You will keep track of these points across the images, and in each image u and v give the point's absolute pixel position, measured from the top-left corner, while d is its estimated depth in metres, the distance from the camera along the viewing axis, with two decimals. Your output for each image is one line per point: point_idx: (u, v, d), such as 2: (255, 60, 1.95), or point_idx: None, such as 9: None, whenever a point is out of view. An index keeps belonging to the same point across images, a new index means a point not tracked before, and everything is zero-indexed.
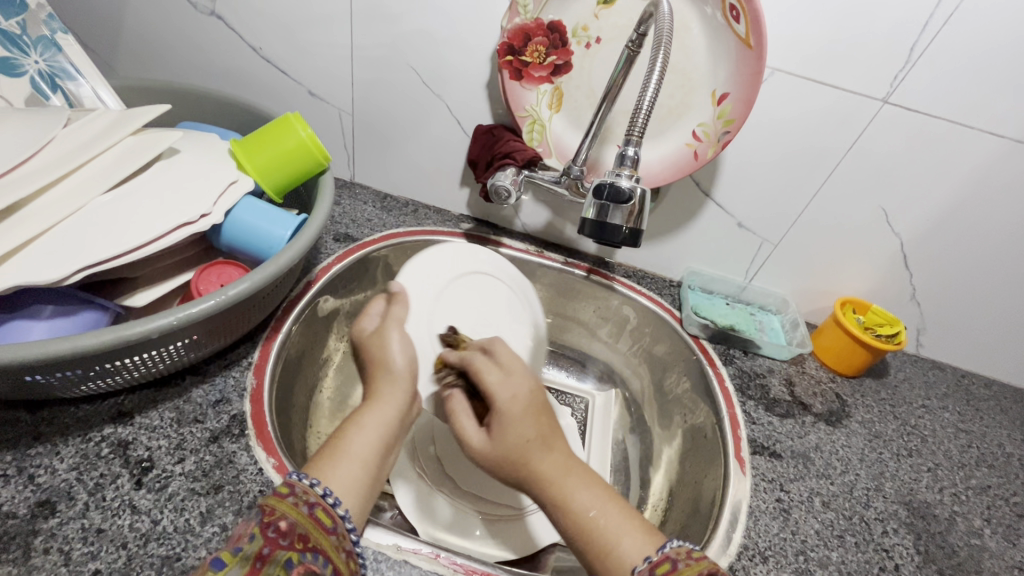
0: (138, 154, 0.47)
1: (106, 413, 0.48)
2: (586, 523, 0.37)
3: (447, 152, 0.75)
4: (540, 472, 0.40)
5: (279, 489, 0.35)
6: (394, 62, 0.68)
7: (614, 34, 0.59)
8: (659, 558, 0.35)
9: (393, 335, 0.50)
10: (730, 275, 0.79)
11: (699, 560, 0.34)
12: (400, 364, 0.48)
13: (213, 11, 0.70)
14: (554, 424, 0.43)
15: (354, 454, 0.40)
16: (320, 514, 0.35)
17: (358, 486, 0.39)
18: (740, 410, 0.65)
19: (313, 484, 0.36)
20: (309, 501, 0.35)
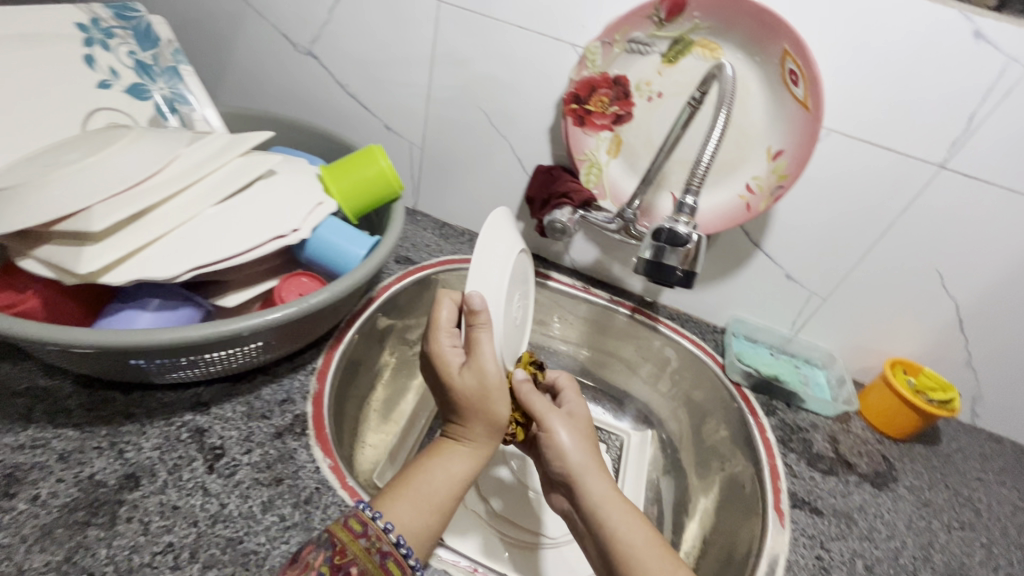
0: (243, 173, 0.53)
1: (187, 400, 0.53)
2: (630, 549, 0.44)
3: (506, 187, 0.80)
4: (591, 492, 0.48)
5: (353, 530, 0.42)
6: (467, 103, 0.74)
7: (675, 91, 0.62)
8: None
9: (490, 373, 0.48)
10: (775, 325, 0.79)
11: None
12: (500, 414, 0.49)
13: (311, 51, 0.78)
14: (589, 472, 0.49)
15: (429, 496, 0.46)
16: (391, 564, 0.41)
17: (432, 530, 0.45)
18: (781, 462, 0.64)
19: (385, 530, 0.42)
20: (382, 550, 0.41)
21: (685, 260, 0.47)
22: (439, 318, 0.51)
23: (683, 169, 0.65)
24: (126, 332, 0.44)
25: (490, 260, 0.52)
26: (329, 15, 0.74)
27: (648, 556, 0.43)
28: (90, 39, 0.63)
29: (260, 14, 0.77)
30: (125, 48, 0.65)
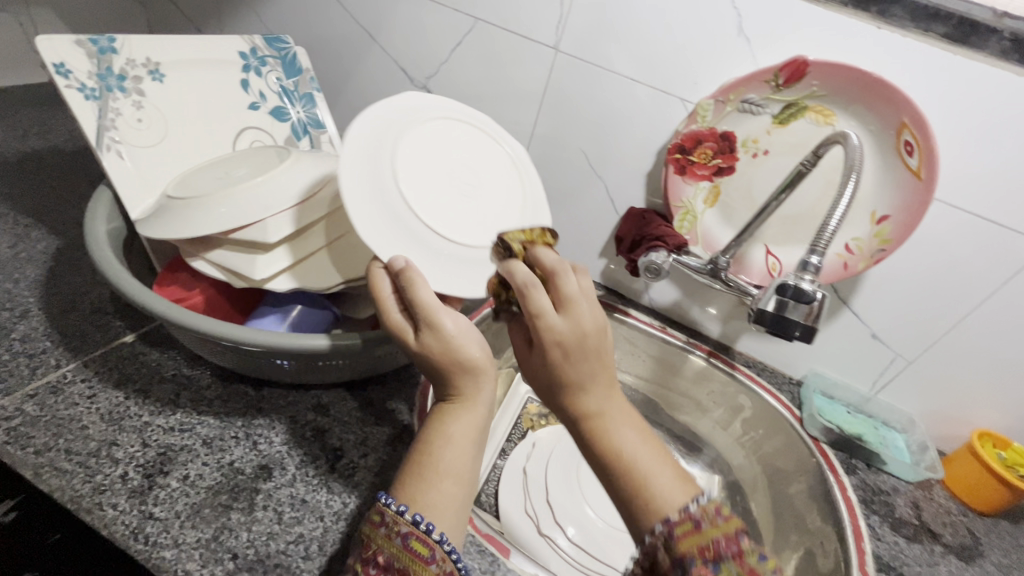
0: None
1: (310, 401, 0.57)
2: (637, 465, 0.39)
3: (595, 225, 0.84)
4: (591, 404, 0.42)
5: (373, 521, 0.40)
6: (569, 144, 0.79)
7: (783, 150, 0.65)
8: (682, 515, 0.36)
9: (447, 324, 0.44)
10: (854, 383, 0.79)
11: (719, 522, 0.35)
12: (478, 358, 0.45)
13: (426, 85, 0.85)
14: (585, 381, 0.42)
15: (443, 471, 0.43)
16: (414, 544, 0.39)
17: (456, 502, 0.42)
18: (865, 523, 0.64)
19: (399, 512, 0.40)
20: (401, 532, 0.39)
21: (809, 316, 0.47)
22: (379, 291, 0.46)
23: (780, 224, 0.68)
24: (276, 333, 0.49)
25: (374, 136, 0.52)
26: (449, 54, 0.80)
27: (657, 473, 0.39)
28: (247, 66, 0.69)
29: (384, 49, 0.84)
30: (274, 74, 0.71)
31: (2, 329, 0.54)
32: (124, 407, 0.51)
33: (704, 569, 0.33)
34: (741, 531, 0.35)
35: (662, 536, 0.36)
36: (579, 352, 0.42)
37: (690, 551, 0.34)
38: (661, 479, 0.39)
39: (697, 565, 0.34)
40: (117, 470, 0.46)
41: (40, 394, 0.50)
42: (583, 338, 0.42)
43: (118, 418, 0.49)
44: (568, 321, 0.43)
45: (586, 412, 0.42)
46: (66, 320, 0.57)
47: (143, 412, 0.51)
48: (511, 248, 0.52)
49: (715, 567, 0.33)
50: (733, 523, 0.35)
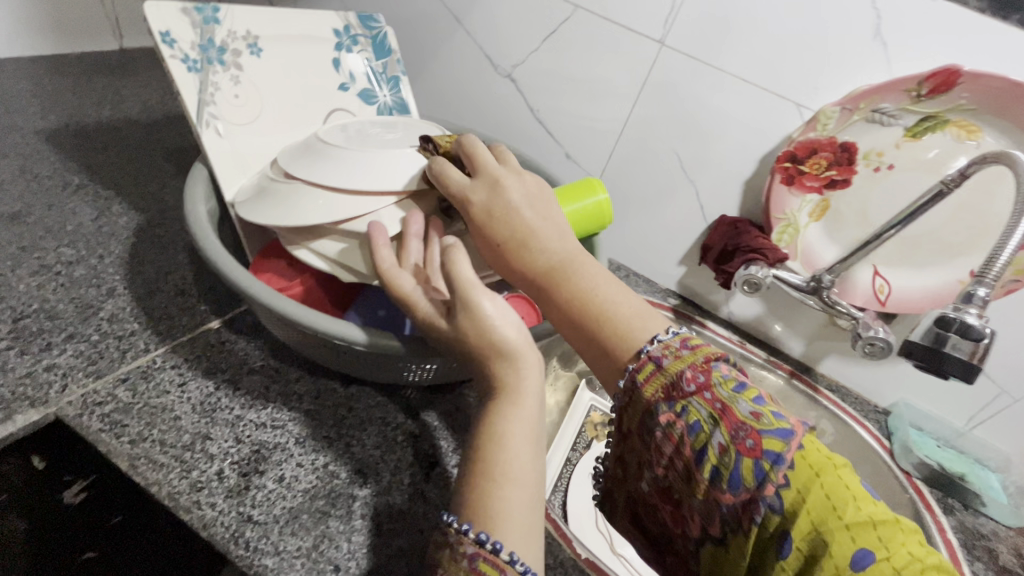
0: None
1: (399, 402, 0.54)
2: (602, 310, 0.42)
3: (679, 231, 0.80)
4: (550, 263, 0.43)
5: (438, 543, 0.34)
6: (662, 145, 0.75)
7: (910, 165, 0.61)
8: (643, 360, 0.39)
9: (483, 305, 0.38)
10: (948, 416, 0.75)
11: (681, 358, 0.38)
12: (517, 340, 0.39)
13: (510, 74, 0.81)
14: (536, 243, 0.44)
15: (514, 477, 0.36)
16: (483, 566, 0.32)
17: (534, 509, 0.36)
18: (968, 571, 0.60)
19: (462, 530, 0.33)
20: (467, 553, 0.33)
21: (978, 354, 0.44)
22: (381, 261, 0.43)
23: (897, 244, 0.63)
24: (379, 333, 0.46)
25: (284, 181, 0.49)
26: (540, 43, 0.76)
27: (622, 311, 0.42)
28: (340, 44, 0.66)
29: (469, 34, 0.81)
30: (364, 55, 0.68)
31: (91, 307, 0.52)
32: (215, 398, 0.48)
33: (670, 410, 0.36)
34: (708, 364, 0.37)
35: (631, 386, 0.39)
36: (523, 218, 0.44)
37: (654, 396, 0.37)
38: (628, 317, 0.42)
39: (664, 407, 0.37)
40: (212, 466, 0.44)
41: (132, 378, 0.48)
42: (531, 208, 0.45)
43: (210, 410, 0.47)
44: (493, 194, 0.45)
45: (540, 273, 0.43)
46: (154, 301, 0.55)
47: (235, 405, 0.48)
48: (435, 144, 0.50)
49: (680, 406, 0.36)
50: (694, 355, 0.38)
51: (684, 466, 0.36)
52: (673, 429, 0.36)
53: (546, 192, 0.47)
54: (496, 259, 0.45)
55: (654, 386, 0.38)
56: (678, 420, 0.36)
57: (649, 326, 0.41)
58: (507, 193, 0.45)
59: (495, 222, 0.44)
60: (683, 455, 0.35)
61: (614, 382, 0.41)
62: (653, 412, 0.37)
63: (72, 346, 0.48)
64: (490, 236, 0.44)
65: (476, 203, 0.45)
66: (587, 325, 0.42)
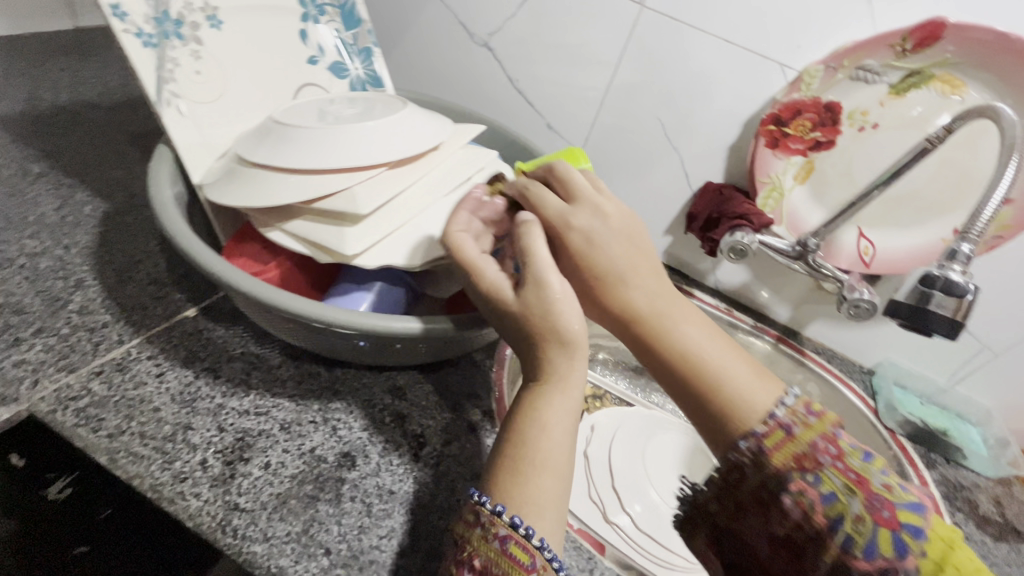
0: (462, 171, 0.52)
1: (384, 384, 0.53)
2: (701, 359, 0.40)
3: (664, 200, 0.79)
4: (644, 308, 0.42)
5: (469, 522, 0.37)
6: (646, 113, 0.73)
7: (894, 124, 0.60)
8: (772, 424, 0.37)
9: (551, 282, 0.39)
10: (930, 373, 0.76)
11: (810, 426, 0.37)
12: (574, 331, 0.39)
13: (486, 42, 0.78)
14: (620, 271, 0.42)
15: (542, 461, 0.38)
16: (513, 549, 0.35)
17: (560, 498, 0.38)
18: (950, 521, 0.62)
19: (496, 513, 0.36)
20: (500, 535, 0.35)
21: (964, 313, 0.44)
22: (450, 233, 0.43)
23: (881, 204, 0.63)
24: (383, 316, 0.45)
25: (255, 162, 0.47)
26: (518, 9, 0.74)
27: (738, 376, 0.40)
28: (305, 15, 0.63)
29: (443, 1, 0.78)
30: (332, 26, 0.65)
31: (58, 300, 0.50)
32: (195, 387, 0.47)
33: (804, 479, 0.35)
34: (831, 432, 0.37)
35: (755, 451, 0.37)
36: (610, 246, 0.43)
37: (786, 462, 0.36)
38: (738, 377, 0.40)
39: (794, 476, 0.36)
40: (195, 456, 0.43)
41: (106, 371, 0.46)
42: (625, 252, 0.43)
43: (189, 400, 0.46)
44: (595, 219, 0.43)
45: (636, 318, 0.42)
46: (124, 291, 0.53)
47: (216, 394, 0.47)
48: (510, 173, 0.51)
49: (813, 475, 0.35)
50: (826, 423, 0.37)
51: (812, 534, 0.35)
52: (802, 497, 0.35)
53: (631, 220, 0.44)
54: (592, 290, 0.43)
55: (788, 452, 0.36)
56: (809, 489, 0.35)
57: (758, 393, 0.39)
58: (597, 219, 0.43)
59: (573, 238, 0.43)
60: (813, 523, 0.35)
61: (721, 445, 0.39)
62: (781, 480, 0.36)
63: (41, 340, 0.47)
64: (575, 266, 0.43)
65: (572, 228, 0.43)
66: (692, 380, 0.40)
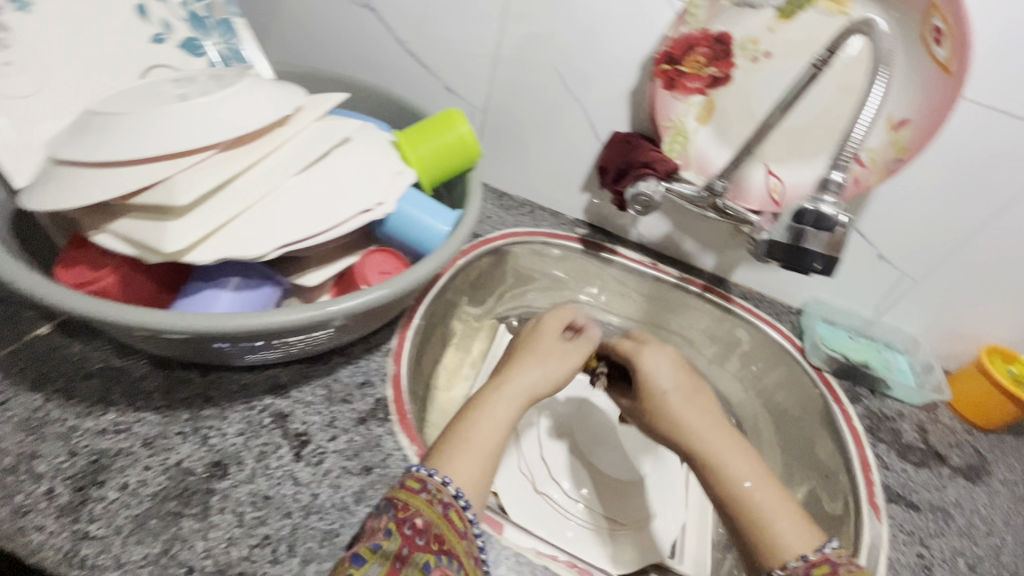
0: (315, 147, 0.47)
1: (265, 383, 0.50)
2: (746, 493, 0.43)
3: (576, 156, 0.75)
4: (694, 435, 0.48)
5: (412, 488, 0.41)
6: (542, 63, 0.69)
7: (786, 51, 0.57)
8: (818, 558, 0.39)
9: (570, 346, 0.58)
10: (856, 307, 0.75)
11: (852, 571, 0.38)
12: (564, 375, 0.55)
13: (366, 2, 0.72)
14: (674, 394, 0.51)
15: (480, 447, 0.46)
16: (452, 515, 0.41)
17: (477, 476, 0.44)
18: (873, 453, 0.61)
19: (443, 483, 0.42)
20: (443, 500, 0.41)
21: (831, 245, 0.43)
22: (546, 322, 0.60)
23: (785, 138, 0.60)
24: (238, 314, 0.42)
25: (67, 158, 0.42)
26: None
27: (764, 500, 0.43)
28: None
29: None
30: None
31: None
32: (44, 412, 0.44)
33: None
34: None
35: (799, 574, 0.38)
36: (666, 378, 0.53)
37: None
38: (787, 525, 0.41)
39: None
40: (41, 487, 0.40)
41: None
42: (679, 386, 0.52)
43: (38, 426, 0.43)
44: (643, 365, 0.55)
45: (694, 451, 0.47)
46: None
47: (69, 416, 0.44)
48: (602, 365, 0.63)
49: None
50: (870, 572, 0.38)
51: None
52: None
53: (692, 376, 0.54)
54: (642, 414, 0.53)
55: None
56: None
57: (789, 530, 0.41)
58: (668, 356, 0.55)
59: (571, 349, 0.57)
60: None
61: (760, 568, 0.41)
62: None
63: None
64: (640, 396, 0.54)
65: (640, 355, 0.56)
66: (727, 509, 0.44)
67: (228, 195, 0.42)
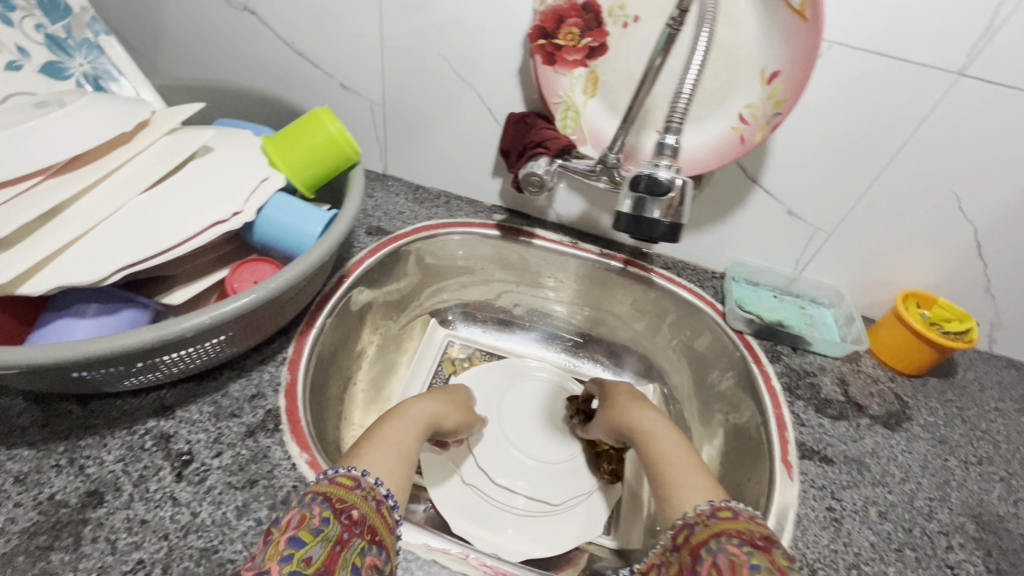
0: (161, 163, 0.47)
1: (149, 406, 0.49)
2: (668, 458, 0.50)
3: (480, 142, 0.74)
4: (643, 426, 0.56)
5: (345, 485, 0.39)
6: (427, 50, 0.67)
7: (652, 13, 0.56)
8: (680, 526, 0.42)
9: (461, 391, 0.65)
10: (777, 266, 0.74)
11: (755, 521, 0.40)
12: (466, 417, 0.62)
13: (246, 6, 0.70)
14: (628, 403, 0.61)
15: (391, 444, 0.48)
16: (383, 512, 0.40)
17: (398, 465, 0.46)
18: (788, 411, 0.61)
19: (376, 483, 0.41)
20: (376, 497, 0.40)
21: (670, 209, 0.42)
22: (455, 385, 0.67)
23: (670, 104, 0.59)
24: (83, 341, 0.41)
25: None
26: None
27: (681, 460, 0.49)
28: None
29: None
30: (31, 20, 0.57)
31: None
32: None
33: (735, 546, 0.38)
34: (774, 537, 0.39)
35: (704, 515, 0.41)
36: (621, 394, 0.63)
37: (726, 530, 0.39)
38: (691, 478, 0.47)
39: (725, 543, 0.38)
40: None
41: None
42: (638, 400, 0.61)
43: None
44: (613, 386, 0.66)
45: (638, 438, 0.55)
46: None
47: None
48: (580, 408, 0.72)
49: (748, 548, 0.37)
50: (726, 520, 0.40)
51: None
52: (733, 559, 0.37)
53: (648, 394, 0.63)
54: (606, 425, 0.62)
55: (730, 525, 0.40)
56: (740, 557, 0.37)
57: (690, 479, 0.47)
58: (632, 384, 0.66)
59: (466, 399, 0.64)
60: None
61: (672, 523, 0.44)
62: (703, 546, 0.39)
63: None
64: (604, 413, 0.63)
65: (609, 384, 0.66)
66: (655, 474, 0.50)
67: (60, 222, 0.42)
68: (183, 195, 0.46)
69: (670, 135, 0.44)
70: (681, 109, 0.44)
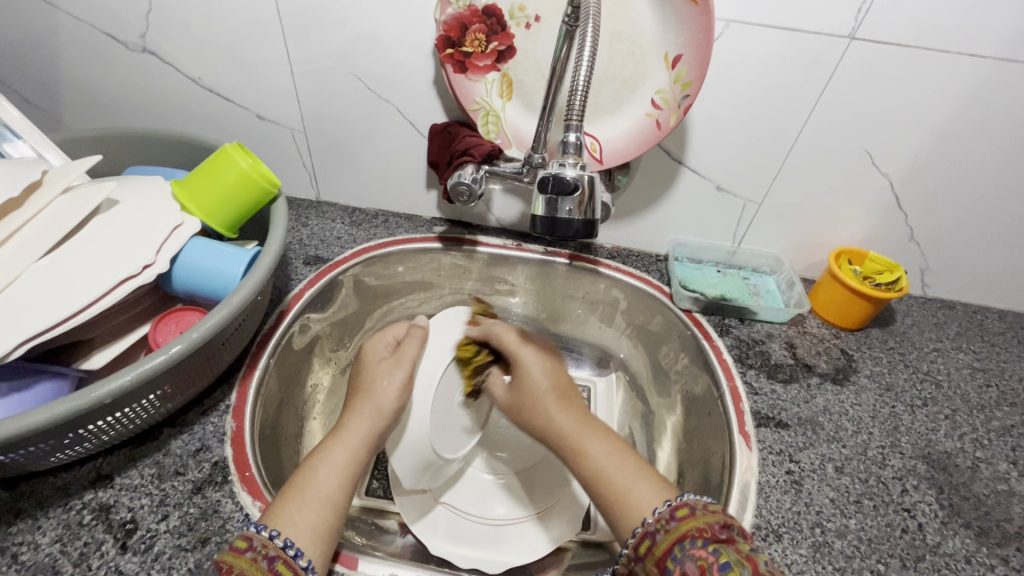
0: (58, 224, 0.46)
1: (84, 479, 0.47)
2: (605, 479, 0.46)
3: (408, 158, 0.73)
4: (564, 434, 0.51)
5: (238, 549, 0.37)
6: (340, 72, 0.66)
7: (550, 10, 0.57)
8: (640, 536, 0.40)
9: (399, 372, 0.52)
10: (717, 242, 0.75)
11: (715, 511, 0.39)
12: (389, 403, 0.50)
13: (145, 47, 0.67)
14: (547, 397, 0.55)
15: (318, 496, 0.42)
16: (280, 566, 0.37)
17: (324, 528, 0.41)
18: (741, 382, 0.62)
19: (271, 536, 0.38)
20: (268, 555, 0.37)
21: (581, 205, 0.47)
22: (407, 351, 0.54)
23: (599, 95, 0.60)
24: None
25: None
26: None
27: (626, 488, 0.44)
28: None
29: (74, 15, 0.65)
30: None
31: None
32: None
33: (700, 548, 0.37)
34: (730, 522, 0.39)
35: (664, 519, 0.40)
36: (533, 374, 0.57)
37: (689, 531, 0.38)
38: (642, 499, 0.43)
39: (695, 543, 0.37)
40: None
41: None
42: (554, 382, 0.56)
43: None
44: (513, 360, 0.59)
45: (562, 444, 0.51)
46: None
47: None
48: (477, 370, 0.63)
49: (713, 547, 0.36)
50: (685, 524, 0.39)
51: None
52: (701, 563, 0.36)
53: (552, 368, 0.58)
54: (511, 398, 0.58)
55: (692, 524, 0.38)
56: (708, 559, 0.36)
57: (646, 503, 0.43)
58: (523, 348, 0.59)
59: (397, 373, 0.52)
60: None
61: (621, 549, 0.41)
62: (669, 556, 0.37)
63: None
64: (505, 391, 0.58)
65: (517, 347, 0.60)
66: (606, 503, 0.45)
67: None
68: (85, 252, 0.45)
69: (571, 134, 0.48)
70: (579, 107, 0.48)
